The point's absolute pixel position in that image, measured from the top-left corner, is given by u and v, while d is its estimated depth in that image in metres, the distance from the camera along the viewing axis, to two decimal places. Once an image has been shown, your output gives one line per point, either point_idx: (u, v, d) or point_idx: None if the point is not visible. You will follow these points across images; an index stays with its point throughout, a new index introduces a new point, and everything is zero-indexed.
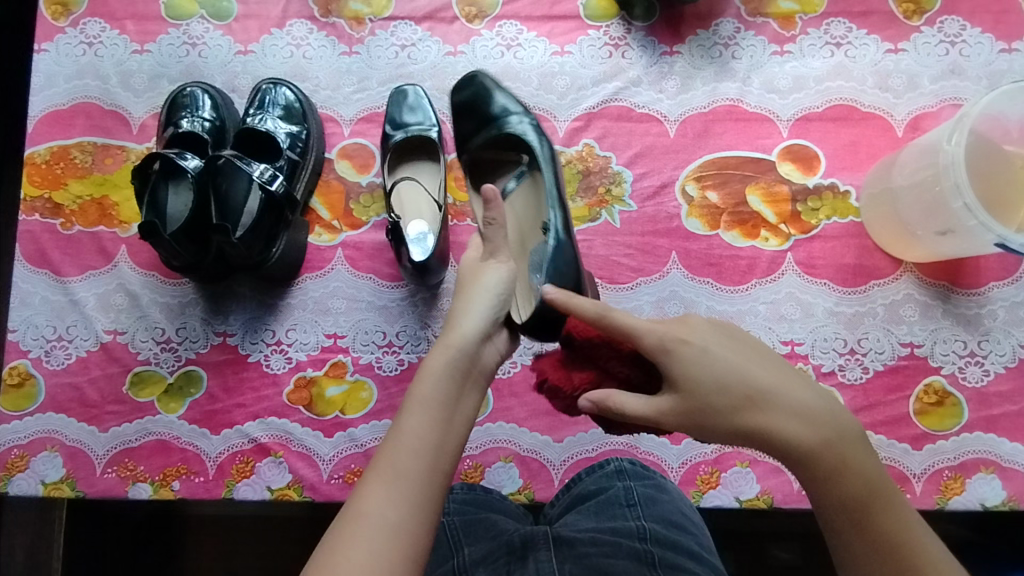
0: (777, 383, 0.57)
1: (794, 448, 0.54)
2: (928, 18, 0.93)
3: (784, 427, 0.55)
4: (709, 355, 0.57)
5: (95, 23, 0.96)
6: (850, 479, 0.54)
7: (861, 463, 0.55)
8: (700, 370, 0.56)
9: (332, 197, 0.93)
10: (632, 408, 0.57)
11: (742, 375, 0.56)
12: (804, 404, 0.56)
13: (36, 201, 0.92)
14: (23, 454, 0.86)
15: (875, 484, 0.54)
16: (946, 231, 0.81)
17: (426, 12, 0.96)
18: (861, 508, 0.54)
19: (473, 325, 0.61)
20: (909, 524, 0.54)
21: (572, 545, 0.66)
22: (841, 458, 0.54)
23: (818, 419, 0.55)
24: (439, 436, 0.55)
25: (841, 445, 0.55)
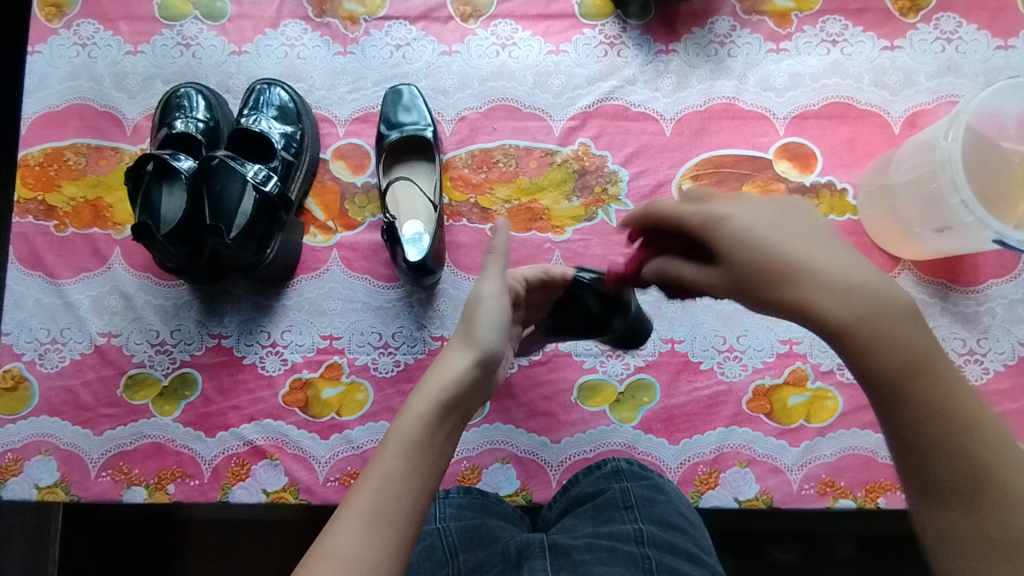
0: (814, 253, 0.48)
1: (825, 329, 0.46)
2: (925, 14, 0.92)
3: (821, 303, 0.46)
4: (748, 229, 0.49)
5: (88, 24, 0.96)
6: (887, 367, 0.45)
7: (901, 337, 0.45)
8: (732, 245, 0.49)
9: (327, 197, 0.93)
10: (687, 277, 0.54)
11: (779, 247, 0.48)
12: (842, 275, 0.47)
13: (30, 203, 0.91)
14: (16, 457, 0.85)
15: (920, 370, 0.44)
16: (943, 228, 0.80)
17: (421, 11, 0.96)
18: (901, 397, 0.45)
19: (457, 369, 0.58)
20: (966, 418, 0.44)
21: (569, 553, 0.64)
22: (879, 343, 0.45)
23: (859, 296, 0.46)
24: (424, 481, 0.51)
25: (878, 317, 0.45)
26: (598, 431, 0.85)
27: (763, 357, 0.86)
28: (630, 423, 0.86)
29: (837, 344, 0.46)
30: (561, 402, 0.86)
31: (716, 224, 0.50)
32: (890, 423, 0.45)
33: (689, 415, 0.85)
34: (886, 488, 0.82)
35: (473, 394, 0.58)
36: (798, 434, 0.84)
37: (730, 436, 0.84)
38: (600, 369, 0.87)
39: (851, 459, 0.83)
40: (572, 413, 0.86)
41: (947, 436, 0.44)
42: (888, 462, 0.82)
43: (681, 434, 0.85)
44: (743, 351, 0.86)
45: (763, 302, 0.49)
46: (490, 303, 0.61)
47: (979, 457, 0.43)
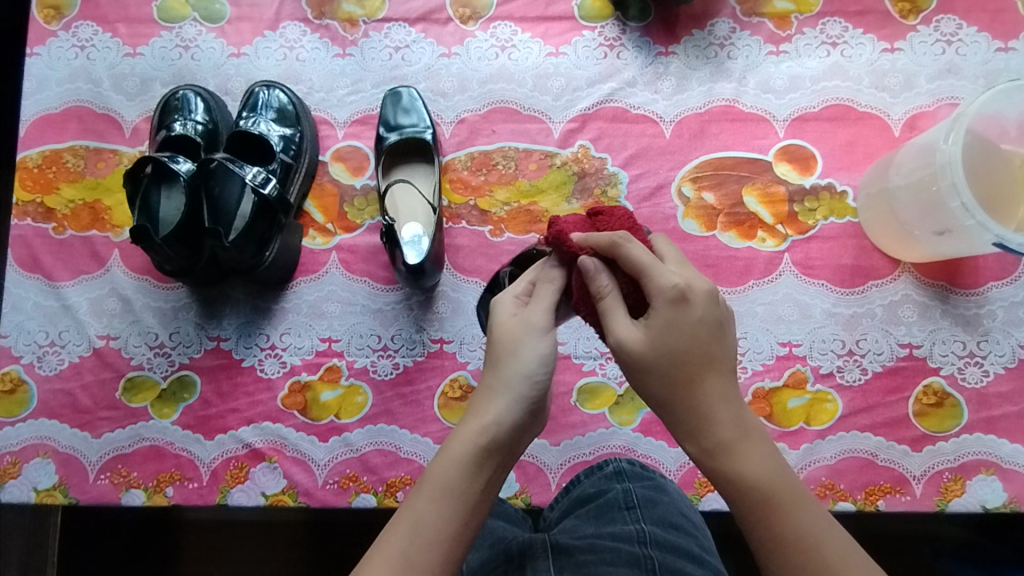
0: (708, 372, 0.55)
1: (697, 437, 0.55)
2: (926, 17, 0.92)
3: (701, 404, 0.55)
4: (671, 321, 0.55)
5: (87, 26, 0.95)
6: (743, 485, 0.53)
7: (750, 474, 0.53)
8: (649, 339, 0.56)
9: (326, 200, 0.92)
10: (612, 335, 0.57)
11: (690, 347, 0.55)
12: (714, 406, 0.54)
13: (28, 205, 0.91)
14: (15, 460, 0.85)
15: (772, 491, 0.53)
16: (943, 231, 0.80)
17: (421, 13, 0.96)
18: (756, 515, 0.53)
19: (499, 411, 0.57)
20: (810, 531, 0.52)
21: (571, 553, 0.64)
22: (736, 461, 0.54)
23: (731, 414, 0.55)
24: (461, 528, 0.54)
25: (735, 447, 0.54)
26: (597, 434, 0.85)
27: (763, 359, 0.86)
28: (630, 425, 0.85)
29: (706, 456, 0.55)
30: (561, 404, 0.86)
31: (648, 297, 0.56)
32: (749, 531, 0.54)
33: None
34: (886, 491, 0.81)
35: (519, 435, 0.58)
36: (798, 437, 0.83)
37: None
38: (600, 372, 0.87)
39: (851, 462, 0.83)
40: (572, 415, 0.86)
41: (793, 551, 0.52)
42: (888, 464, 0.82)
43: None
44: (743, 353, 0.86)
45: (656, 389, 0.56)
46: (534, 338, 0.59)
47: (828, 570, 0.51)
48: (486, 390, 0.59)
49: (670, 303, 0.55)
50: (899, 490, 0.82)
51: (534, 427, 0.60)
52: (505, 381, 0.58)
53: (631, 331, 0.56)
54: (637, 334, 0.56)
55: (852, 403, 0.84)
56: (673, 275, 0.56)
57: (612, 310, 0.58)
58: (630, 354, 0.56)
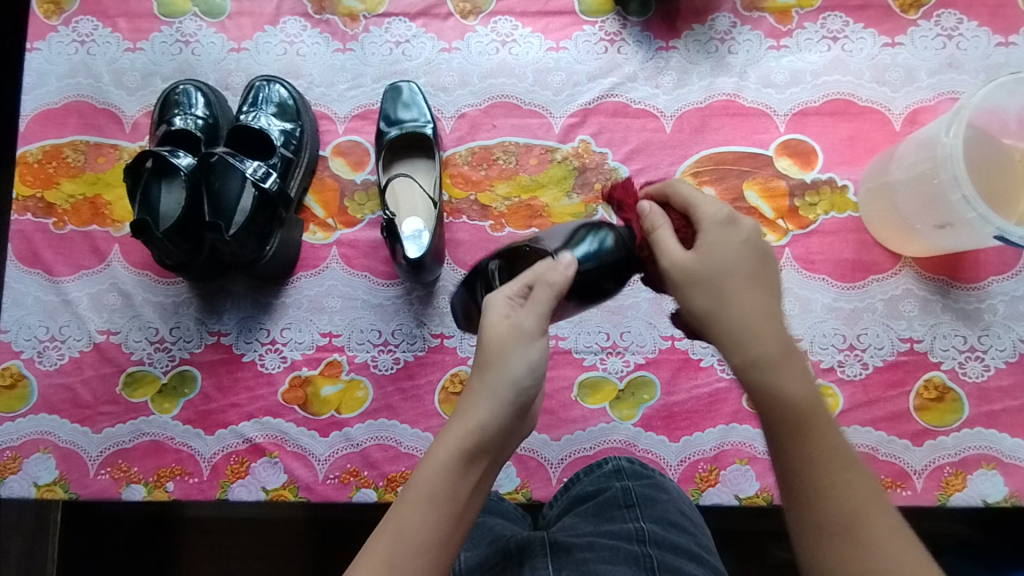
0: (751, 294, 0.56)
1: (743, 349, 0.55)
2: (926, 11, 0.92)
3: (744, 319, 0.56)
4: (722, 240, 0.57)
5: (87, 21, 0.95)
6: (786, 401, 0.54)
7: (790, 391, 0.54)
8: (700, 256, 0.57)
9: (326, 194, 0.92)
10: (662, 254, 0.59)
11: (736, 266, 0.57)
12: (757, 325, 0.56)
13: (28, 200, 0.91)
14: (15, 455, 0.85)
15: (810, 410, 0.54)
16: (945, 225, 0.80)
17: (421, 8, 0.96)
18: (790, 431, 0.54)
19: (485, 413, 0.57)
20: (837, 455, 0.53)
21: (570, 551, 0.64)
22: (780, 375, 0.55)
23: (774, 331, 0.56)
24: (446, 533, 0.54)
25: (777, 364, 0.55)
26: (598, 429, 0.85)
27: None
28: (631, 420, 0.85)
29: (746, 367, 0.55)
30: (561, 399, 0.86)
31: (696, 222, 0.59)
32: (782, 450, 0.54)
33: (689, 412, 0.85)
34: (887, 485, 0.81)
35: (503, 440, 0.58)
36: None
37: (730, 433, 0.84)
38: (600, 367, 0.87)
39: None
40: (572, 410, 0.86)
41: (818, 480, 0.53)
42: (888, 459, 0.82)
43: (681, 432, 0.85)
44: None
45: (701, 301, 0.57)
46: (524, 342, 0.58)
47: (851, 496, 0.52)
48: (472, 394, 0.58)
49: (719, 226, 0.58)
50: (900, 485, 0.81)
51: (518, 430, 0.60)
52: (493, 386, 0.57)
53: (680, 252, 0.58)
54: (687, 253, 0.58)
55: (853, 397, 0.84)
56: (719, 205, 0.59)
57: (663, 235, 0.59)
58: (682, 270, 0.57)
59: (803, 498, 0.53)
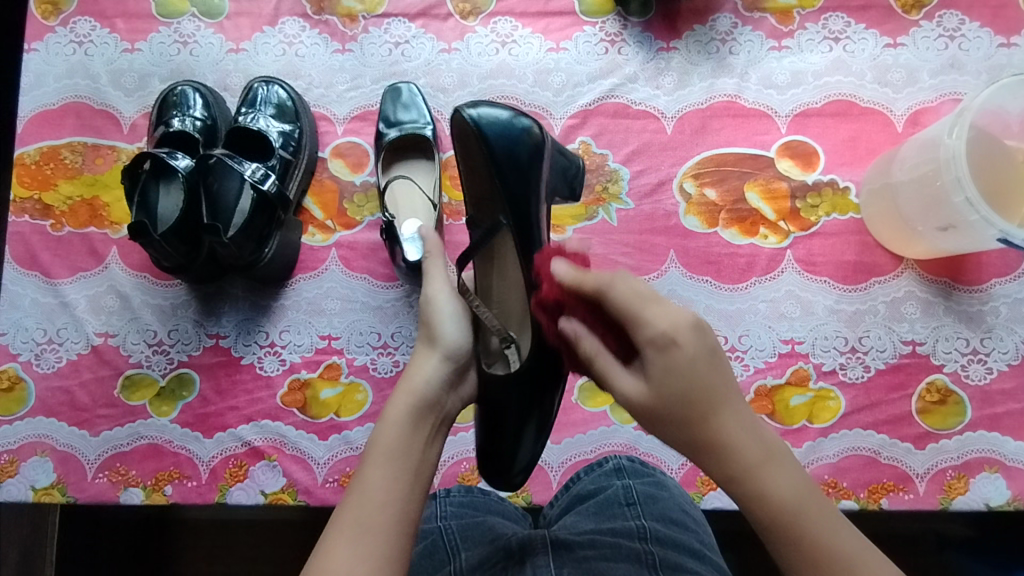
0: (717, 399, 0.49)
1: (721, 466, 0.49)
2: (928, 11, 0.92)
3: (717, 437, 0.49)
4: (662, 368, 0.49)
5: (85, 22, 0.95)
6: (774, 515, 0.47)
7: (780, 504, 0.47)
8: (662, 378, 0.49)
9: (326, 196, 0.92)
10: (619, 384, 0.52)
11: (690, 385, 0.49)
12: (733, 441, 0.49)
13: (25, 202, 0.91)
14: (12, 459, 0.84)
15: (801, 522, 0.47)
16: (947, 227, 0.80)
17: (420, 9, 0.95)
18: (783, 544, 0.47)
19: (431, 372, 0.60)
20: (847, 566, 0.46)
21: (571, 548, 0.64)
22: (764, 489, 0.48)
23: (751, 442, 0.49)
24: (401, 481, 0.53)
25: (756, 484, 0.48)
26: (599, 432, 0.85)
27: (765, 356, 0.85)
28: (631, 423, 0.85)
29: (732, 487, 0.49)
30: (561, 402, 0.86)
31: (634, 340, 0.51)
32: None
33: None
34: (889, 489, 0.81)
35: (446, 393, 0.60)
36: (800, 434, 0.83)
37: None
38: None
39: (854, 460, 0.82)
40: (573, 413, 0.85)
41: None
42: (890, 462, 0.82)
43: None
44: (746, 350, 0.85)
45: (673, 435, 0.50)
46: (443, 300, 0.65)
47: None
48: (418, 356, 0.62)
49: (658, 351, 0.49)
50: (902, 488, 0.81)
51: (456, 396, 0.62)
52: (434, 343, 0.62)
53: (627, 383, 0.52)
54: (637, 380, 0.51)
55: (855, 400, 0.84)
56: (659, 319, 0.49)
57: (605, 366, 0.53)
58: (636, 410, 0.51)
59: None
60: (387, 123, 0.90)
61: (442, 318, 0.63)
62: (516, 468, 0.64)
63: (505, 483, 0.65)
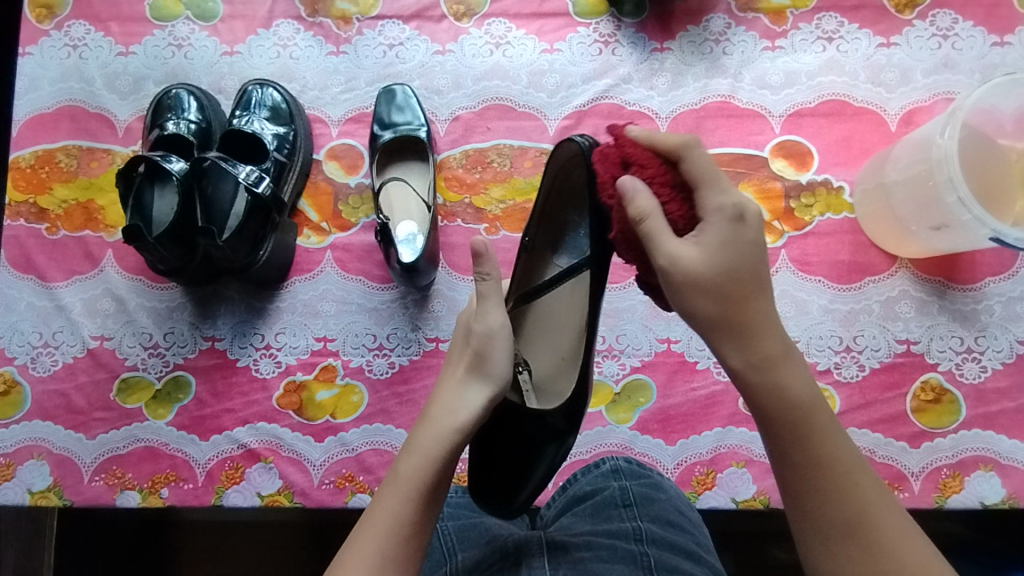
0: (756, 287, 0.53)
1: (743, 347, 0.53)
2: (921, 11, 0.92)
3: (749, 321, 0.53)
4: (724, 236, 0.53)
5: (79, 25, 0.95)
6: (784, 401, 0.53)
7: (792, 392, 0.53)
8: (718, 245, 0.53)
9: (320, 198, 0.92)
10: (668, 249, 0.53)
11: (743, 263, 0.53)
12: (763, 330, 0.53)
13: (20, 205, 0.91)
14: (9, 462, 0.84)
15: (809, 415, 0.53)
16: (940, 226, 0.80)
17: (414, 11, 0.95)
18: (790, 431, 0.53)
19: (472, 408, 0.59)
20: (843, 475, 0.53)
21: (567, 550, 0.64)
22: (779, 378, 0.53)
23: (775, 334, 0.54)
24: (420, 520, 0.54)
25: (774, 373, 0.53)
26: (594, 432, 0.85)
27: None
28: (627, 423, 0.85)
29: (747, 371, 0.53)
30: None
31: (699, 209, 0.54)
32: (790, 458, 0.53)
33: (686, 415, 0.85)
34: (884, 488, 0.81)
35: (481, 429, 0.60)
36: None
37: (726, 436, 0.84)
38: (596, 370, 0.87)
39: None
40: None
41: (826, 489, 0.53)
42: (885, 461, 0.82)
43: (677, 434, 0.84)
44: None
45: (705, 305, 0.53)
46: (503, 339, 0.62)
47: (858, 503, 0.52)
48: (461, 381, 0.61)
49: (726, 221, 0.53)
50: (897, 487, 0.81)
51: None
52: (479, 372, 0.61)
53: (671, 249, 0.53)
54: (692, 246, 0.53)
55: (850, 399, 0.84)
56: (728, 195, 0.54)
57: (655, 229, 0.53)
58: (670, 276, 0.53)
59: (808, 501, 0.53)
60: (381, 125, 0.90)
61: (497, 355, 0.61)
62: (518, 502, 0.67)
63: (507, 503, 0.68)
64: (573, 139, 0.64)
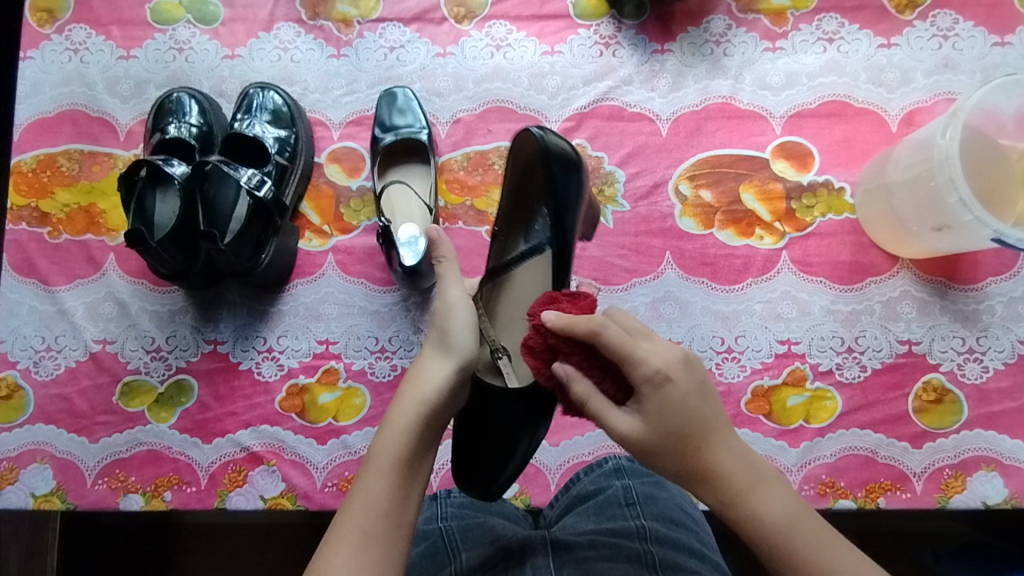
0: (706, 427, 0.54)
1: (716, 492, 0.54)
2: (921, 11, 0.92)
3: (713, 466, 0.54)
4: (658, 404, 0.54)
5: (80, 29, 0.95)
6: (764, 532, 0.52)
7: (772, 520, 0.52)
8: (661, 410, 0.54)
9: (322, 201, 0.92)
10: (614, 424, 0.54)
11: (689, 416, 0.54)
12: (726, 466, 0.54)
13: (23, 210, 0.91)
14: (12, 466, 0.85)
15: (791, 532, 0.52)
16: (942, 227, 0.80)
17: (415, 13, 0.95)
18: (779, 560, 0.51)
19: (437, 379, 0.59)
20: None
21: (571, 549, 0.64)
22: (756, 509, 0.53)
23: (738, 462, 0.54)
24: (398, 497, 0.54)
25: (747, 504, 0.53)
26: (597, 433, 0.85)
27: (762, 357, 0.86)
28: None
29: (727, 511, 0.54)
30: None
31: (633, 382, 0.54)
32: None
33: None
34: (887, 488, 0.81)
35: (453, 402, 0.60)
36: (798, 435, 0.83)
37: None
38: None
39: (851, 459, 0.82)
40: (571, 415, 0.86)
41: None
42: (888, 461, 0.82)
43: None
44: (743, 351, 0.86)
45: (670, 466, 0.55)
46: (461, 309, 0.63)
47: None
48: (429, 357, 0.62)
49: (654, 390, 0.54)
50: (900, 487, 0.81)
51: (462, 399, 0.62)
52: (446, 346, 0.62)
53: (622, 427, 0.54)
54: (636, 418, 0.54)
55: (852, 400, 0.84)
56: (655, 358, 0.54)
57: (599, 407, 0.55)
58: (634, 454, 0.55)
59: None
60: (383, 128, 0.90)
61: (457, 326, 0.62)
62: (500, 479, 0.66)
63: (489, 485, 0.66)
64: (526, 127, 0.72)
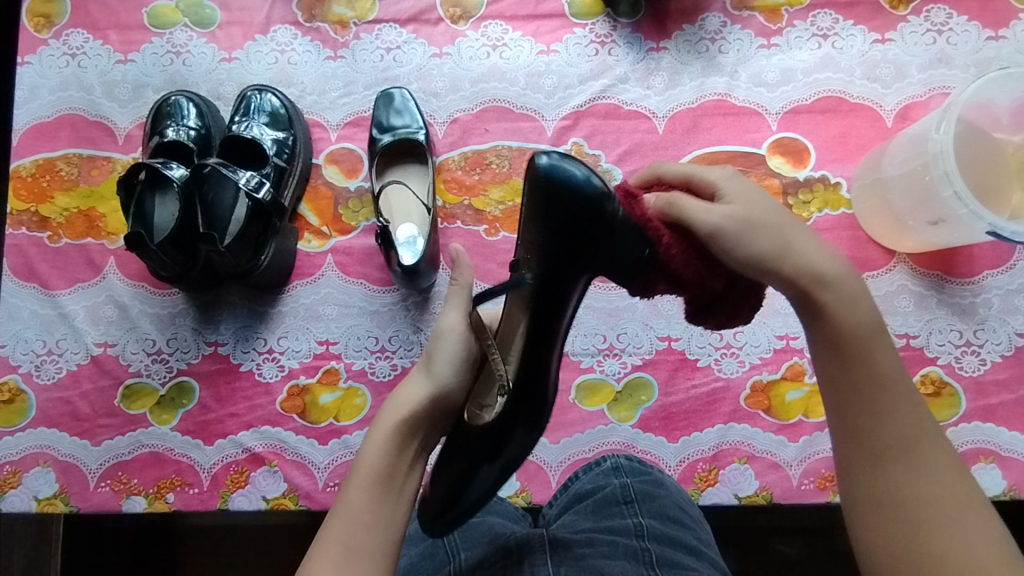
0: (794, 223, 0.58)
1: (808, 276, 0.55)
2: (915, 7, 0.92)
3: (802, 250, 0.56)
4: (746, 191, 0.59)
5: (78, 34, 0.95)
6: (848, 324, 0.54)
7: (852, 313, 0.55)
8: (753, 196, 0.58)
9: (321, 203, 0.92)
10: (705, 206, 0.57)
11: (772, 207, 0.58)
12: (821, 257, 0.56)
13: (22, 214, 0.91)
14: (15, 470, 0.85)
15: (870, 337, 0.54)
16: (937, 221, 0.81)
17: (411, 14, 0.96)
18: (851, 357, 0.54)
19: (416, 400, 0.62)
20: (893, 388, 0.53)
21: (569, 547, 0.64)
22: (840, 302, 0.55)
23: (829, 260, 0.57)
24: (381, 510, 0.56)
25: (840, 295, 0.55)
26: (596, 430, 0.85)
27: (760, 352, 0.86)
28: (629, 421, 0.85)
29: (818, 296, 0.55)
30: (560, 402, 0.86)
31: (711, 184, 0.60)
32: (841, 386, 0.54)
33: (687, 412, 0.85)
34: None
35: (431, 423, 0.62)
36: (797, 429, 0.84)
37: (729, 432, 0.84)
38: (598, 369, 0.87)
39: None
40: (571, 413, 0.86)
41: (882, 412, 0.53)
42: None
43: (679, 432, 0.85)
44: (741, 347, 0.86)
45: (761, 244, 0.56)
46: (449, 334, 0.65)
47: (909, 422, 0.53)
48: (411, 383, 0.64)
49: (736, 181, 0.60)
50: None
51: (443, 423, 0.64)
52: (428, 373, 0.64)
53: (712, 216, 0.57)
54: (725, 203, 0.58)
55: None
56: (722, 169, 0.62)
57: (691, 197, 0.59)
58: (720, 238, 0.56)
59: (861, 419, 0.53)
60: (381, 129, 0.90)
61: (443, 351, 0.65)
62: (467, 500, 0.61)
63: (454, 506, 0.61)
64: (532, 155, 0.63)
